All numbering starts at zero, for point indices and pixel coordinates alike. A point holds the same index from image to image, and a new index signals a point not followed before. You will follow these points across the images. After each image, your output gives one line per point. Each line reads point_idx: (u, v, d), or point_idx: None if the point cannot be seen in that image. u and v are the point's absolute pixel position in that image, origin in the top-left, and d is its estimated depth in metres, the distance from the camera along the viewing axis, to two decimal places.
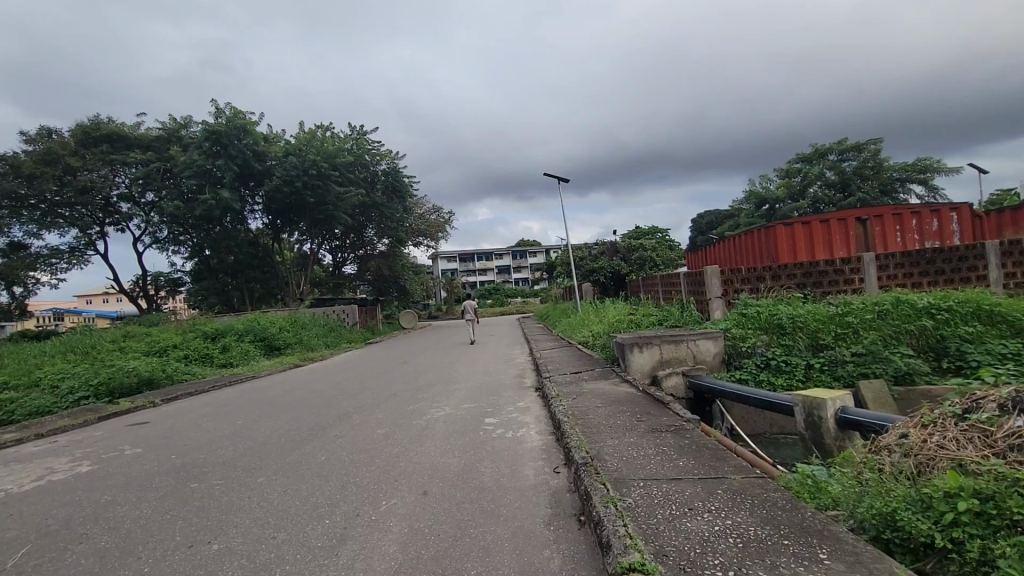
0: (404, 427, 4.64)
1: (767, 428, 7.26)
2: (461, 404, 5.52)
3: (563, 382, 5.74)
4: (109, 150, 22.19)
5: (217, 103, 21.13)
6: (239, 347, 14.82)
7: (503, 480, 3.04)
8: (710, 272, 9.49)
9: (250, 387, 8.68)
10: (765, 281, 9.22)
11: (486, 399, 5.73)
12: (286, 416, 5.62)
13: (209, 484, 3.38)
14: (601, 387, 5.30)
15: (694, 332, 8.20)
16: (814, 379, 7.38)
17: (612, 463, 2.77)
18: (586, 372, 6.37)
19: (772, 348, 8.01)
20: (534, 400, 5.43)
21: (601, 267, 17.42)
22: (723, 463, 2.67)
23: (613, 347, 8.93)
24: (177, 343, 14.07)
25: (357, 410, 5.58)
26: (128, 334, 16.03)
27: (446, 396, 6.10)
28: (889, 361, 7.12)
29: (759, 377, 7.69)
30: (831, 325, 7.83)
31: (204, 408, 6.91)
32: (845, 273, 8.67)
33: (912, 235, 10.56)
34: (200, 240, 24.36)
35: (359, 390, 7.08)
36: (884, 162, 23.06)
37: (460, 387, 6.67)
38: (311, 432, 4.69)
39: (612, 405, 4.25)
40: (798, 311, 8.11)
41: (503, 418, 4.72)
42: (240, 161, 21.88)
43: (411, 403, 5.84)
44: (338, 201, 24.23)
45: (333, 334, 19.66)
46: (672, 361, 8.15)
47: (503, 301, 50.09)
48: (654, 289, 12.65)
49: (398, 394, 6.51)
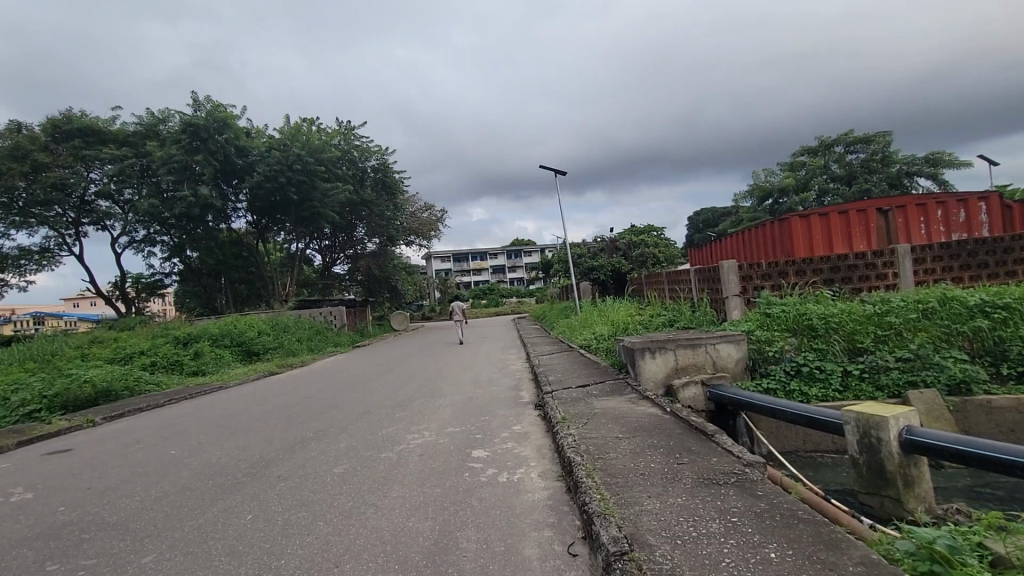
0: (370, 463, 3.62)
1: (801, 444, 6.38)
2: (444, 428, 4.49)
3: (568, 400, 4.72)
4: (82, 145, 20.92)
5: (195, 95, 20.04)
6: (214, 352, 13.70)
7: (492, 570, 2.03)
8: (727, 266, 8.42)
9: (211, 402, 7.61)
10: (788, 277, 8.18)
11: (475, 420, 4.71)
12: (232, 444, 4.59)
13: (71, 569, 2.36)
14: (618, 407, 4.29)
15: (713, 335, 7.19)
16: (854, 389, 6.47)
17: (666, 555, 1.78)
18: (595, 385, 5.35)
19: (803, 352, 6.98)
20: (534, 423, 4.39)
21: (600, 265, 16.22)
22: (844, 559, 1.69)
23: (620, 352, 7.93)
24: (145, 350, 12.97)
25: (318, 437, 4.57)
26: (97, 340, 14.94)
27: (429, 416, 5.08)
28: (942, 367, 6.30)
29: (789, 387, 6.68)
30: (871, 326, 6.88)
31: (145, 429, 5.84)
32: (877, 267, 7.80)
33: (937, 226, 9.63)
34: (180, 239, 23.14)
35: (331, 407, 6.04)
36: (892, 154, 22.23)
37: (446, 404, 5.65)
38: (251, 471, 3.66)
39: (637, 437, 3.25)
40: (831, 310, 7.13)
41: (494, 452, 3.67)
42: (222, 157, 20.80)
43: (385, 425, 4.82)
44: (325, 198, 23.08)
45: (318, 338, 18.53)
46: (687, 369, 7.14)
47: (498, 302, 49.12)
48: (661, 287, 11.65)
49: (373, 412, 5.47)
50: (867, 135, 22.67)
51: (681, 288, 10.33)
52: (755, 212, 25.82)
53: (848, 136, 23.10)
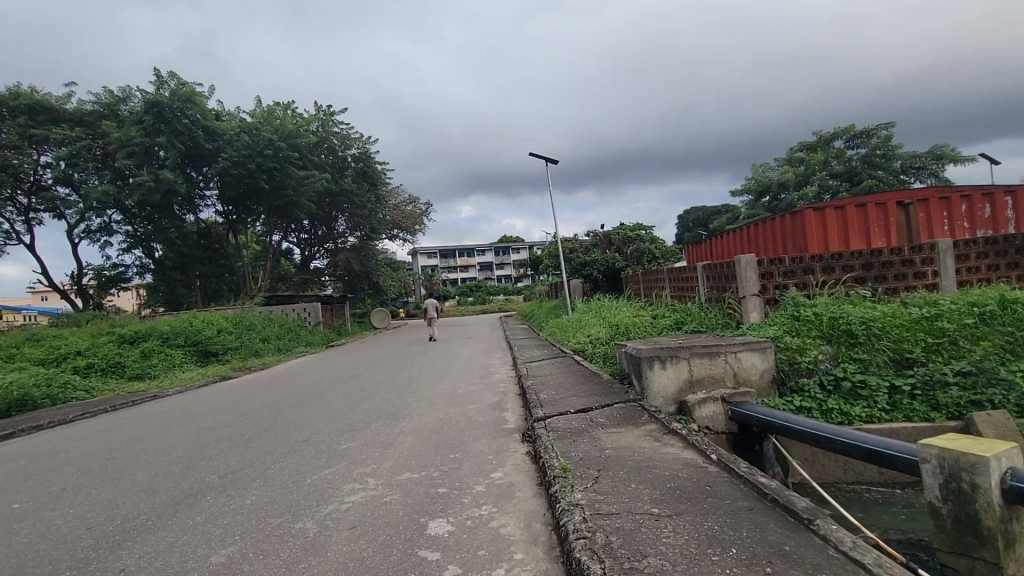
0: (268, 549, 2.35)
1: (840, 475, 5.33)
2: (397, 475, 3.25)
3: (568, 433, 3.51)
4: (31, 124, 18.93)
5: (158, 71, 18.43)
6: (163, 355, 12.16)
7: None
8: (745, 261, 7.19)
9: (130, 418, 6.28)
10: (815, 275, 7.02)
11: (441, 462, 3.46)
12: (96, 498, 3.29)
13: None
14: (637, 447, 3.10)
15: (734, 341, 5.96)
16: (906, 408, 5.34)
17: None
18: (599, 408, 4.13)
19: (840, 363, 5.85)
20: (520, 470, 3.17)
21: (594, 261, 15.17)
22: None
23: (622, 359, 6.75)
24: (83, 350, 11.47)
25: (221, 486, 3.31)
26: (34, 336, 13.33)
27: (380, 451, 3.83)
28: (1010, 383, 5.22)
29: (827, 406, 5.52)
30: (919, 333, 5.81)
31: (14, 462, 4.49)
32: (915, 264, 6.73)
33: (960, 222, 8.50)
34: (143, 230, 21.45)
35: (260, 432, 4.73)
36: (894, 150, 21.38)
37: (407, 431, 4.39)
38: (87, 560, 2.39)
39: (683, 523, 2.03)
40: (871, 313, 6.06)
41: (461, 527, 2.44)
42: (189, 141, 19.24)
43: (316, 467, 3.55)
44: (300, 186, 21.62)
45: (289, 337, 17.07)
46: (703, 383, 5.90)
47: (485, 299, 47.94)
48: (663, 286, 10.51)
49: (311, 443, 4.22)
50: (868, 129, 21.84)
51: (688, 288, 9.22)
52: (752, 209, 24.86)
53: (848, 130, 22.26)
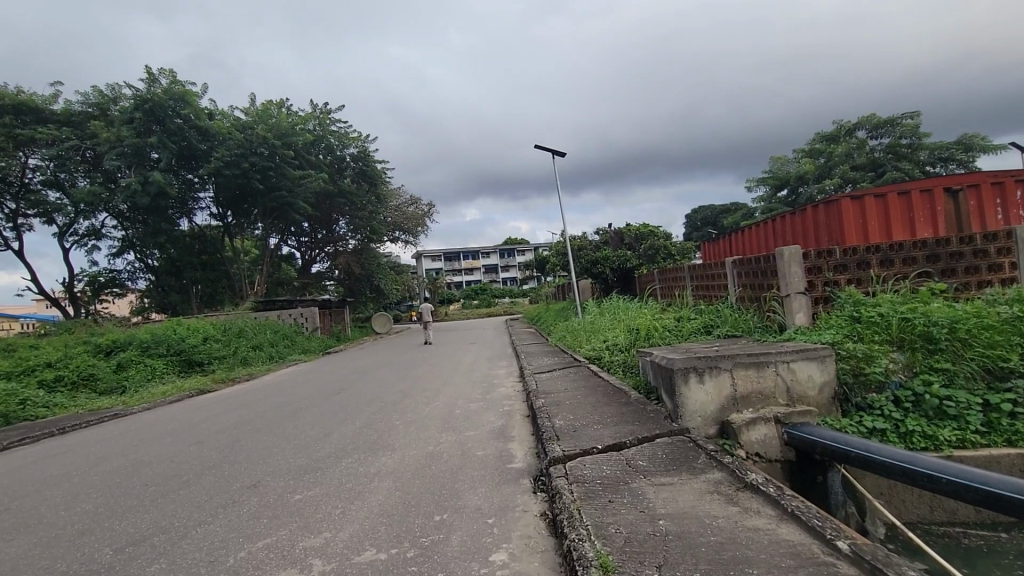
0: None
1: (926, 513, 4.12)
2: (355, 556, 2.25)
3: (599, 489, 2.46)
4: (15, 125, 18.02)
5: (149, 69, 17.63)
6: (140, 368, 11.17)
7: None
8: (789, 253, 6.05)
9: (69, 446, 5.29)
10: (872, 269, 6.00)
11: (423, 528, 2.47)
12: None
13: None
14: (708, 520, 2.07)
15: (785, 348, 4.66)
16: (1010, 432, 4.10)
17: None
18: (634, 447, 3.10)
19: (918, 374, 4.58)
20: (536, 549, 2.17)
21: (606, 259, 14.11)
22: None
23: (649, 371, 5.66)
24: (53, 362, 10.53)
25: (110, 569, 2.33)
26: (9, 347, 12.35)
27: (344, 506, 2.84)
28: None
29: (907, 427, 4.28)
30: (1013, 337, 4.60)
31: None
32: (988, 255, 5.62)
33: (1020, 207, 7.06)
34: (133, 234, 20.53)
35: (199, 473, 3.74)
36: (920, 139, 20.25)
37: (382, 474, 3.38)
38: None
39: None
40: (950, 312, 4.86)
41: None
42: (181, 141, 18.38)
43: (253, 535, 2.56)
44: (295, 188, 20.70)
45: (283, 345, 16.07)
46: (750, 400, 4.61)
47: (491, 301, 47.00)
48: (684, 285, 9.48)
49: (258, 491, 3.23)
50: (893, 118, 20.74)
51: (712, 289, 8.27)
52: (769, 205, 23.71)
53: (871, 119, 21.19)
